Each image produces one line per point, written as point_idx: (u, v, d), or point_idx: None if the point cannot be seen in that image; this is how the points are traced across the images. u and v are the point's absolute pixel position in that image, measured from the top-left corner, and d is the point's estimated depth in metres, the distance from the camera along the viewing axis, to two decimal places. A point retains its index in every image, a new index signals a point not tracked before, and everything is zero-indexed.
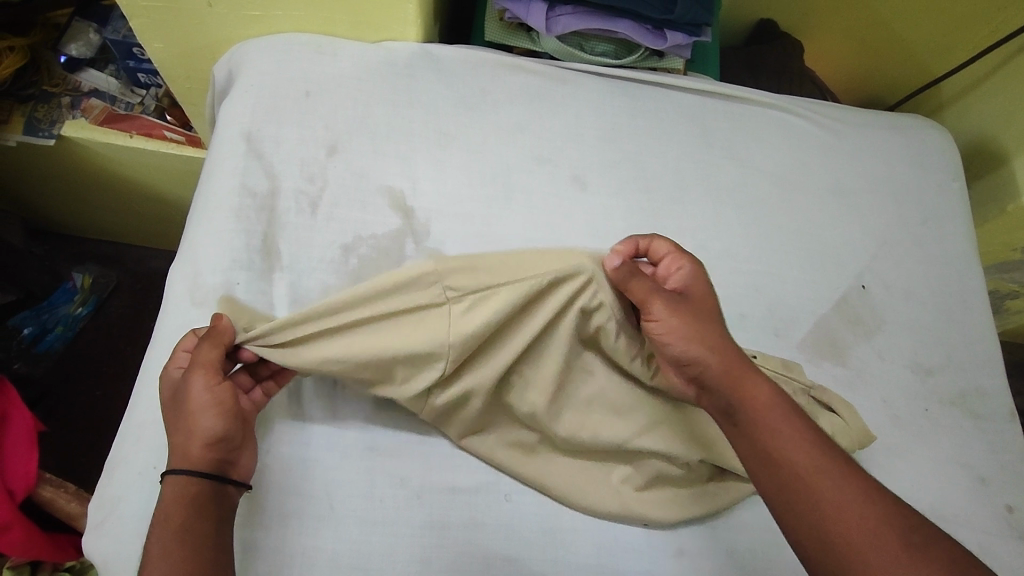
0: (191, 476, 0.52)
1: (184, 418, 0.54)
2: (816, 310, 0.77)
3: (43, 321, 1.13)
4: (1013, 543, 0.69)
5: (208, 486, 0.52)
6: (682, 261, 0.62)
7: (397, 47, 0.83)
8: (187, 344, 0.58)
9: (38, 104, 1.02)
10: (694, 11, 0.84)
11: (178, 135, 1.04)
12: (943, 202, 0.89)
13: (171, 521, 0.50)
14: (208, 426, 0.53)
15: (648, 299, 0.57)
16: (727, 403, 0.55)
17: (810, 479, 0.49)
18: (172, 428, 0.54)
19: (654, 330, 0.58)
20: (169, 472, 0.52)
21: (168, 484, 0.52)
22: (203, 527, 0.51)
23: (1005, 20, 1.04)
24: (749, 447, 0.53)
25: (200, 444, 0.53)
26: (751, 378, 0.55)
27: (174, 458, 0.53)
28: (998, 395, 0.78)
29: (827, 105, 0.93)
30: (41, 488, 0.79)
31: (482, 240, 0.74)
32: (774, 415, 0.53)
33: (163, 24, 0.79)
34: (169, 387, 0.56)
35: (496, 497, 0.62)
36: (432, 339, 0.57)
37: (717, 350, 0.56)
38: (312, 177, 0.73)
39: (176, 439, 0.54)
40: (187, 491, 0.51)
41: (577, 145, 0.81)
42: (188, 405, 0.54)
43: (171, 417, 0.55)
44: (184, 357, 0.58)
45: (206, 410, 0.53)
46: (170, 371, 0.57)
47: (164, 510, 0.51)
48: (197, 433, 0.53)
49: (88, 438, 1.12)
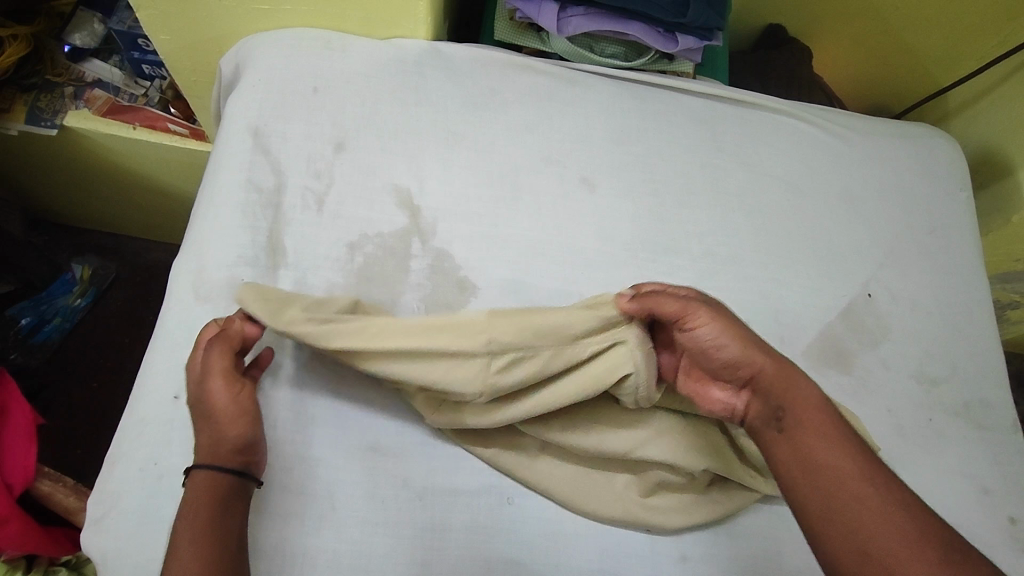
0: (220, 474, 0.52)
1: (209, 423, 0.54)
2: (822, 318, 0.77)
3: (41, 312, 1.12)
4: (1014, 554, 0.69)
5: (228, 483, 0.52)
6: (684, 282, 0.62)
7: (406, 45, 0.82)
8: (206, 337, 0.58)
9: (40, 93, 1.01)
10: (706, 15, 0.83)
11: (181, 127, 1.03)
12: (949, 212, 0.89)
13: (193, 515, 0.50)
14: (235, 434, 0.54)
15: (685, 308, 0.58)
16: (778, 405, 0.54)
17: (855, 485, 0.49)
18: (196, 429, 0.55)
19: (699, 338, 0.57)
20: (194, 470, 0.53)
21: (192, 479, 0.52)
22: (223, 522, 0.51)
23: (1013, 32, 1.04)
24: (793, 452, 0.52)
25: (224, 450, 0.53)
26: (797, 381, 0.55)
27: (197, 459, 0.54)
28: (1001, 405, 0.78)
29: (836, 112, 0.93)
30: (40, 482, 0.78)
31: (489, 240, 0.73)
32: (825, 418, 0.53)
33: (171, 16, 0.78)
34: (190, 385, 0.56)
35: (499, 499, 0.61)
36: (467, 385, 0.57)
37: (767, 352, 0.56)
38: (319, 174, 0.73)
39: (201, 440, 0.54)
40: (208, 487, 0.51)
41: (586, 147, 0.81)
42: (212, 411, 0.54)
43: (193, 416, 0.55)
44: (203, 352, 0.57)
45: (232, 418, 0.54)
46: (190, 365, 0.57)
47: (187, 503, 0.51)
48: (223, 439, 0.53)
49: (86, 431, 1.11)
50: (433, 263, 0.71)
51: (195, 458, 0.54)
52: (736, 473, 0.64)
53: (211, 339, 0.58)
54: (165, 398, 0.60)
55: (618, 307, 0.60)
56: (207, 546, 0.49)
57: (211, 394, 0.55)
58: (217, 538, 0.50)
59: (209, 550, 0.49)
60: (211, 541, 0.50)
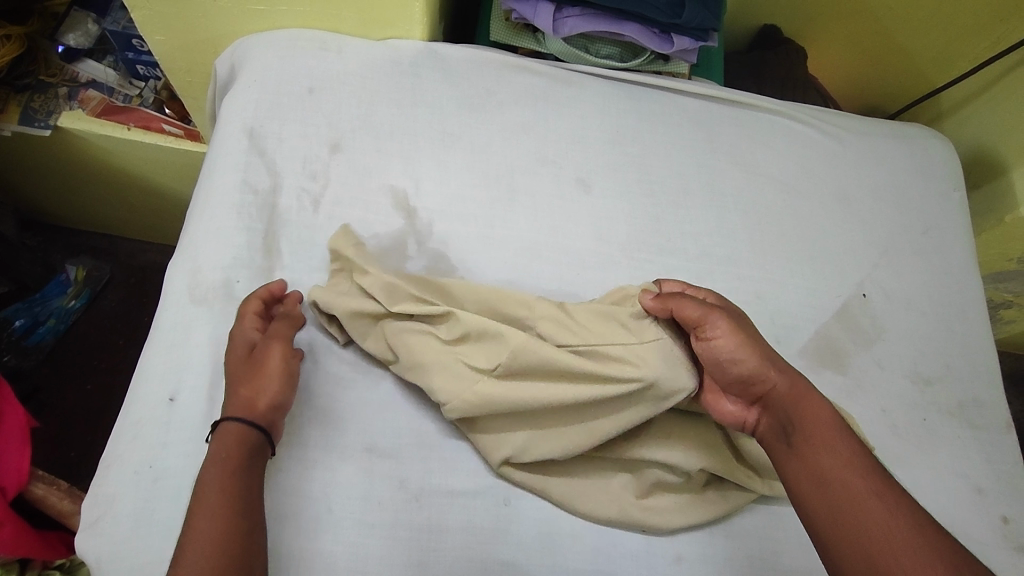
0: (254, 428, 0.55)
1: (255, 377, 0.57)
2: (817, 318, 0.77)
3: (35, 313, 1.11)
4: (1007, 553, 0.69)
5: (256, 437, 0.55)
6: (702, 292, 0.66)
7: (402, 46, 0.82)
8: (255, 307, 0.62)
9: (34, 94, 1.01)
10: (701, 17, 0.84)
11: (176, 128, 1.03)
12: (943, 212, 0.89)
13: (222, 463, 0.52)
14: (278, 390, 0.57)
15: (707, 316, 0.60)
16: (788, 419, 0.57)
17: (864, 501, 0.51)
18: (235, 384, 0.57)
19: (717, 348, 0.59)
20: (228, 421, 0.55)
21: (223, 429, 0.54)
22: (249, 473, 0.53)
23: (1004, 34, 1.04)
24: (801, 464, 0.55)
25: (266, 402, 0.56)
26: (810, 397, 0.57)
27: (232, 410, 0.56)
28: (994, 405, 0.78)
29: (832, 113, 0.93)
30: (33, 485, 0.78)
31: (485, 241, 0.73)
32: (836, 435, 0.55)
33: (166, 17, 0.78)
34: (236, 346, 0.60)
35: (495, 501, 0.61)
36: (512, 339, 0.60)
37: (780, 366, 0.59)
38: (314, 174, 0.73)
39: (239, 394, 0.56)
40: (240, 438, 0.54)
41: (582, 148, 0.81)
42: (262, 366, 0.58)
43: (234, 374, 0.58)
44: (255, 319, 0.61)
45: (281, 373, 0.58)
46: (237, 330, 0.61)
47: (215, 451, 0.53)
48: (266, 392, 0.57)
49: (81, 433, 1.11)
50: (429, 264, 0.71)
51: (226, 412, 0.56)
52: (735, 474, 0.64)
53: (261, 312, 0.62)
54: (161, 401, 0.60)
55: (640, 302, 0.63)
56: (233, 495, 0.51)
57: (262, 353, 0.59)
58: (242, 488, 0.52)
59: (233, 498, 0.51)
60: (238, 488, 0.51)
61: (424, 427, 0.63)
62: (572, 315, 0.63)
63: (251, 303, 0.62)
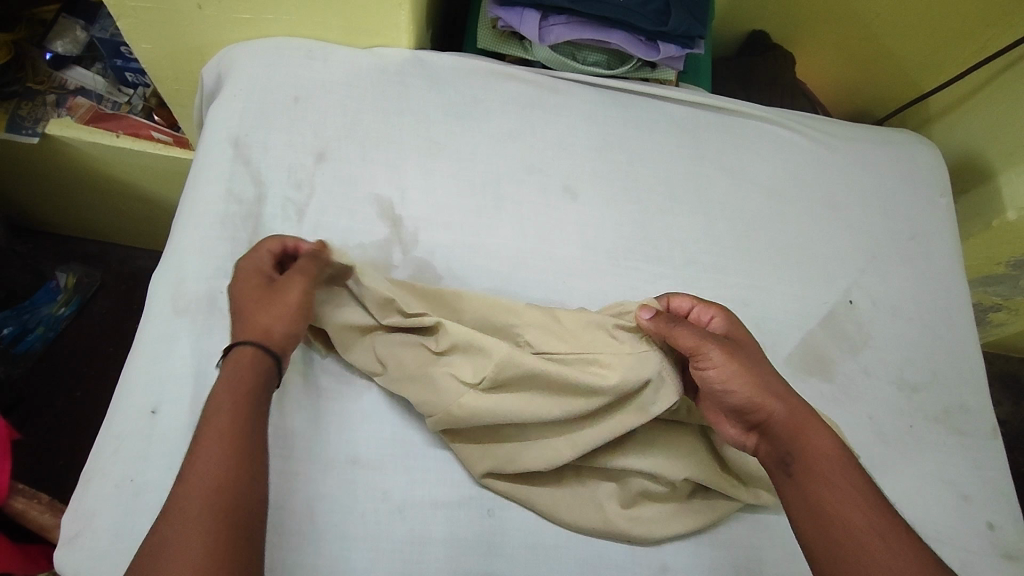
0: (267, 354, 0.56)
1: (275, 304, 0.59)
2: (804, 325, 0.77)
3: (24, 321, 1.09)
4: (993, 560, 0.69)
5: (268, 365, 0.56)
6: (711, 310, 0.65)
7: (389, 54, 0.82)
8: (275, 245, 0.64)
9: (21, 101, 1.00)
10: (687, 24, 0.84)
11: (165, 135, 1.02)
12: (929, 218, 0.89)
13: (223, 414, 0.52)
14: (295, 325, 0.59)
15: (702, 345, 0.58)
16: (788, 451, 0.56)
17: (865, 538, 0.51)
18: (251, 309, 0.58)
19: (711, 377, 0.58)
20: (246, 341, 0.56)
21: (241, 349, 0.56)
22: (259, 397, 0.54)
23: (994, 36, 1.05)
24: (803, 499, 0.54)
25: (284, 333, 0.58)
26: (810, 427, 0.57)
27: (248, 332, 0.57)
28: (981, 411, 0.78)
29: (819, 120, 0.93)
30: (14, 499, 0.77)
31: (470, 248, 0.73)
32: (835, 467, 0.55)
33: (152, 25, 0.78)
34: (254, 275, 0.61)
35: (479, 511, 0.61)
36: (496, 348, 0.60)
37: (779, 395, 0.58)
38: (299, 184, 0.72)
39: (256, 318, 0.58)
40: (253, 363, 0.55)
41: (569, 155, 0.81)
42: (279, 297, 0.59)
43: (249, 300, 0.59)
44: (269, 256, 0.63)
45: (300, 305, 0.60)
46: (253, 260, 0.62)
47: (229, 375, 0.54)
48: (284, 323, 0.58)
49: (67, 442, 1.10)
50: (415, 273, 0.71)
51: (242, 333, 0.57)
52: (720, 483, 0.64)
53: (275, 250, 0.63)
54: (142, 413, 0.59)
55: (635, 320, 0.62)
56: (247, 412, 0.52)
57: (282, 284, 0.60)
58: (247, 439, 0.51)
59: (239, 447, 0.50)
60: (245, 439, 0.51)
61: (410, 438, 0.63)
62: (563, 324, 0.63)
63: (269, 240, 0.64)
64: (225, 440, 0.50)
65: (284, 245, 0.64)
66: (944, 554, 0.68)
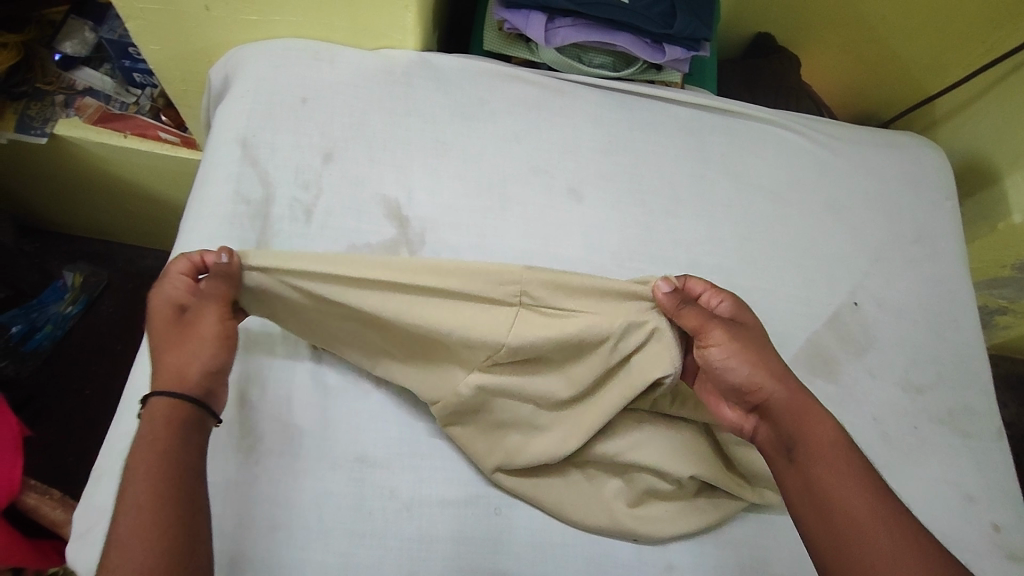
0: (181, 398, 0.54)
1: (185, 343, 0.57)
2: (809, 326, 0.78)
3: (32, 320, 1.09)
4: (999, 562, 0.69)
5: (187, 407, 0.54)
6: (722, 294, 0.64)
7: (395, 55, 0.83)
8: (183, 267, 0.60)
9: (31, 101, 1.01)
10: (692, 26, 0.84)
11: (173, 136, 1.03)
12: (935, 221, 0.89)
13: (149, 437, 0.52)
14: (208, 359, 0.56)
15: (705, 325, 0.60)
16: (789, 434, 0.57)
17: (863, 520, 0.52)
18: (161, 352, 0.56)
19: (713, 356, 0.60)
20: (157, 391, 0.54)
21: (152, 400, 0.54)
22: (187, 417, 0.54)
23: (1001, 39, 1.05)
24: (803, 484, 0.55)
25: (198, 370, 0.56)
26: (812, 411, 0.58)
27: (160, 379, 0.55)
28: (986, 413, 0.78)
29: (824, 122, 0.93)
30: (25, 495, 0.78)
31: (477, 248, 0.73)
32: (836, 451, 0.55)
33: (161, 26, 0.78)
34: (161, 312, 0.58)
35: (486, 510, 0.61)
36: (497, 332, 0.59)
37: (781, 378, 0.59)
38: (307, 184, 0.73)
39: (168, 362, 0.56)
40: (169, 410, 0.53)
41: (575, 157, 0.81)
42: (193, 332, 0.57)
43: (159, 340, 0.57)
44: (182, 279, 0.59)
45: (214, 337, 0.57)
46: (158, 293, 0.59)
47: (145, 423, 0.53)
48: (198, 360, 0.56)
49: (76, 440, 1.11)
50: None
51: (155, 380, 0.55)
52: (725, 482, 0.64)
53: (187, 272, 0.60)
54: None
55: (651, 293, 0.62)
56: (169, 432, 0.52)
57: (193, 316, 0.58)
58: (173, 455, 0.51)
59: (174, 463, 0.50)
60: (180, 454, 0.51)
61: (416, 437, 0.63)
62: (566, 279, 0.61)
63: (175, 262, 0.60)
64: (150, 465, 0.50)
65: (193, 263, 0.60)
66: None
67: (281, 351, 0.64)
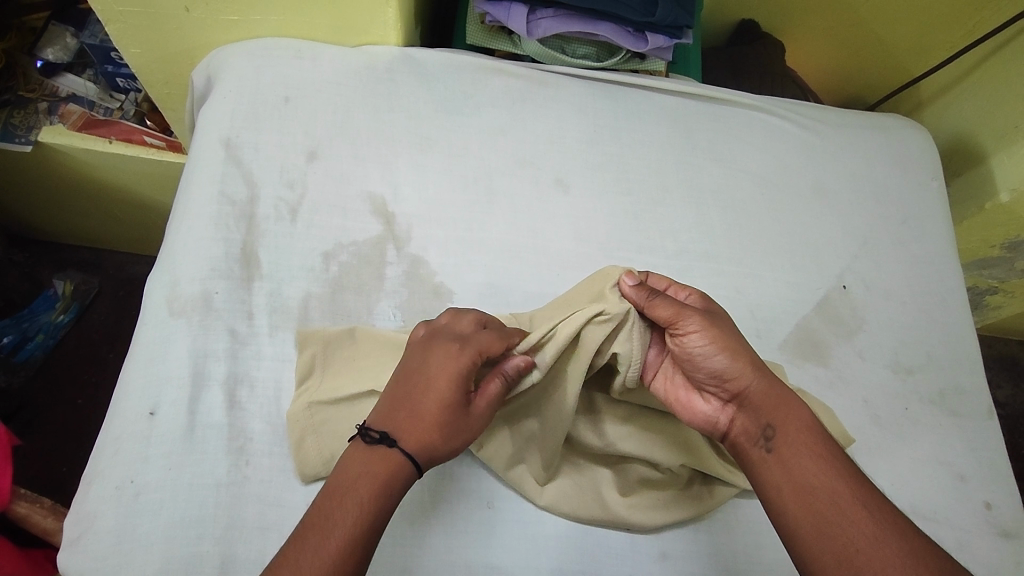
0: (413, 467, 0.53)
1: (451, 424, 0.55)
2: (798, 311, 0.78)
3: (23, 330, 1.11)
4: (991, 540, 0.69)
5: (411, 475, 0.53)
6: (688, 287, 0.65)
7: (377, 52, 0.82)
8: (483, 341, 0.57)
9: (14, 109, 1.00)
10: (674, 14, 0.84)
11: (158, 140, 1.02)
12: (922, 202, 0.89)
13: (372, 475, 0.51)
14: (456, 448, 0.55)
15: (680, 314, 0.59)
16: (767, 423, 0.57)
17: (843, 505, 0.51)
18: (425, 419, 0.54)
19: (689, 346, 0.59)
20: (403, 449, 0.53)
21: (392, 450, 0.53)
22: (405, 476, 0.53)
23: (981, 20, 1.05)
24: (782, 472, 0.54)
25: (442, 453, 0.55)
26: (788, 400, 0.58)
27: (412, 438, 0.53)
28: (977, 392, 0.78)
29: (809, 106, 0.94)
30: (16, 504, 0.77)
31: (464, 242, 0.73)
32: (813, 438, 0.55)
33: (141, 29, 0.78)
34: (447, 383, 0.55)
35: (478, 503, 0.61)
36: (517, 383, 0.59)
37: (756, 368, 0.59)
38: (292, 183, 0.73)
39: (423, 435, 0.54)
40: (395, 465, 0.52)
41: (560, 149, 0.81)
42: (467, 418, 0.55)
43: (433, 404, 0.54)
44: (476, 354, 0.56)
45: (471, 438, 0.56)
46: (466, 354, 0.56)
47: (372, 463, 0.52)
48: (448, 447, 0.55)
49: (68, 448, 1.10)
50: (409, 270, 0.71)
51: (405, 432, 0.53)
52: (713, 467, 0.64)
53: (486, 348, 0.57)
54: (141, 415, 0.60)
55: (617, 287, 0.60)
56: (383, 489, 0.51)
57: (470, 404, 0.56)
58: (381, 505, 0.51)
59: (363, 501, 0.50)
60: (383, 498, 0.51)
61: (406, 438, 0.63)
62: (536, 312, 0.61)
63: (494, 341, 0.58)
64: (361, 507, 0.50)
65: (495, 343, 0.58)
66: (941, 535, 0.69)
67: (268, 351, 0.64)
